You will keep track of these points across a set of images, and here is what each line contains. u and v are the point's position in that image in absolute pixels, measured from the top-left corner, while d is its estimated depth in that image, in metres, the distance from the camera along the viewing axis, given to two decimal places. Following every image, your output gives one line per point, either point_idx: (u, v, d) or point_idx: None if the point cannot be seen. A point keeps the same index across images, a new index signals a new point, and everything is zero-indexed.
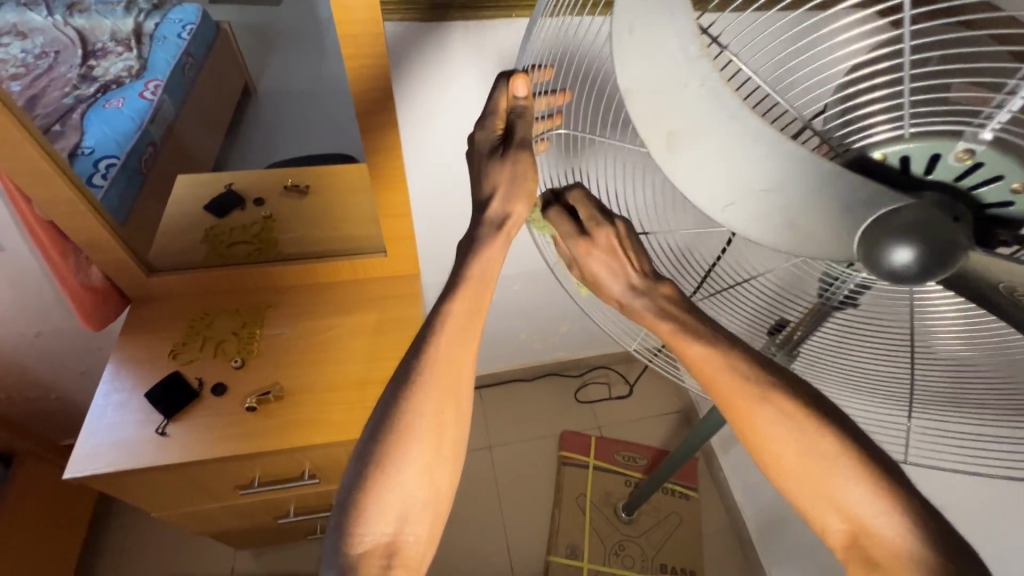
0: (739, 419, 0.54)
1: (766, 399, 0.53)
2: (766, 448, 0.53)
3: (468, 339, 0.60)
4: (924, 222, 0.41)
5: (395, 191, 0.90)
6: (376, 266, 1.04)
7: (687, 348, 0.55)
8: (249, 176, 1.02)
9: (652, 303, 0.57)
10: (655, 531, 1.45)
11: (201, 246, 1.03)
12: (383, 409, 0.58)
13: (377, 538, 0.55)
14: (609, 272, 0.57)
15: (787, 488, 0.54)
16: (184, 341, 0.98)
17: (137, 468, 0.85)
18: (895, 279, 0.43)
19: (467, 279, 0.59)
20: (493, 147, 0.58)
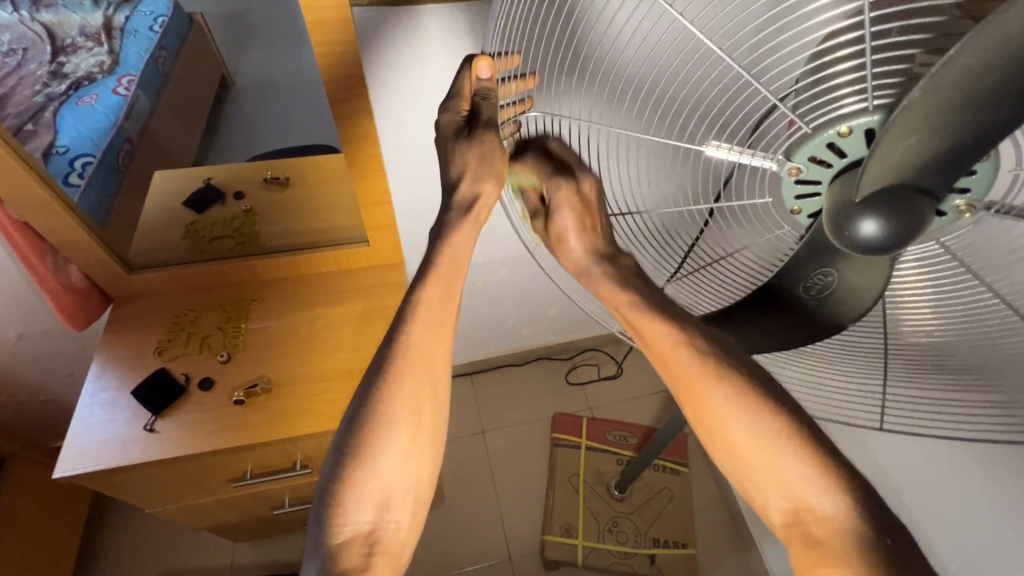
0: (695, 397, 0.58)
1: (723, 381, 0.56)
2: (717, 426, 0.57)
3: (440, 322, 0.61)
4: (919, 217, 0.42)
5: (373, 180, 0.90)
6: (360, 255, 1.03)
7: (648, 326, 0.60)
8: (226, 170, 1.01)
9: (619, 281, 0.62)
10: (648, 507, 1.47)
11: (180, 244, 1.03)
12: (357, 398, 0.59)
13: (359, 527, 0.56)
14: (573, 223, 0.62)
15: (743, 471, 0.56)
16: (169, 337, 0.97)
17: (127, 465, 0.85)
18: (843, 226, 0.45)
19: (437, 264, 0.62)
20: (459, 129, 0.59)
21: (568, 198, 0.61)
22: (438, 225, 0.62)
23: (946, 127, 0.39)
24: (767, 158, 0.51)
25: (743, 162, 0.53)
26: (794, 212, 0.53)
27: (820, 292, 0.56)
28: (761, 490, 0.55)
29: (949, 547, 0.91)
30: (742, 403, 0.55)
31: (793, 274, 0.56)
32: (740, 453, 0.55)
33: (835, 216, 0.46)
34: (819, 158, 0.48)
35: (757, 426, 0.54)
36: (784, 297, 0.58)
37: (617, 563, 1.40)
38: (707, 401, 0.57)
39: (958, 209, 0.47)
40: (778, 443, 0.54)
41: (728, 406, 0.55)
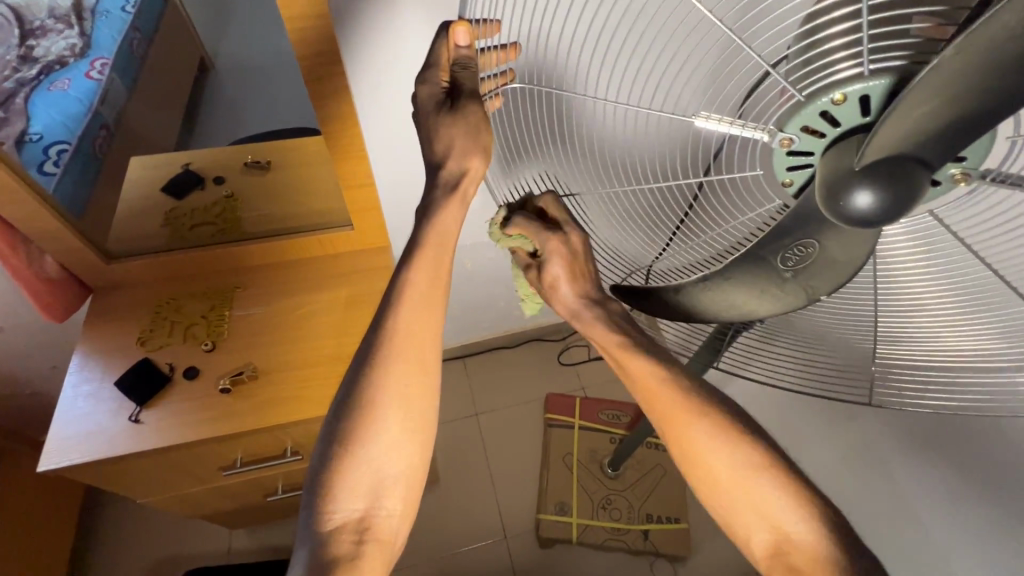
0: (677, 435, 0.62)
1: (704, 416, 0.61)
2: (699, 461, 0.60)
3: (429, 308, 0.61)
4: (913, 190, 0.42)
5: (355, 161, 0.88)
6: (344, 239, 1.02)
7: (634, 363, 0.64)
8: (203, 155, 0.96)
9: (603, 314, 0.66)
10: (641, 484, 1.49)
11: (162, 231, 1.00)
12: (340, 387, 0.59)
13: (348, 515, 0.56)
14: (561, 272, 0.64)
15: (720, 506, 0.60)
16: (152, 327, 0.96)
17: (116, 456, 0.84)
18: (837, 196, 0.44)
19: (423, 245, 0.61)
20: (438, 103, 0.58)
21: (556, 249, 0.62)
22: (423, 207, 0.61)
23: (956, 94, 0.38)
24: (758, 129, 0.48)
25: (730, 132, 0.49)
26: (786, 184, 0.51)
27: (798, 264, 0.54)
28: (745, 524, 0.59)
29: (934, 513, 0.93)
30: (727, 443, 0.59)
31: (772, 245, 0.53)
32: (720, 485, 0.59)
33: (828, 183, 0.45)
34: (810, 128, 0.46)
35: (740, 463, 0.59)
36: (759, 270, 0.55)
37: (611, 539, 1.42)
38: (694, 443, 0.60)
39: (954, 178, 0.45)
40: (755, 475, 0.58)
41: (714, 446, 0.60)
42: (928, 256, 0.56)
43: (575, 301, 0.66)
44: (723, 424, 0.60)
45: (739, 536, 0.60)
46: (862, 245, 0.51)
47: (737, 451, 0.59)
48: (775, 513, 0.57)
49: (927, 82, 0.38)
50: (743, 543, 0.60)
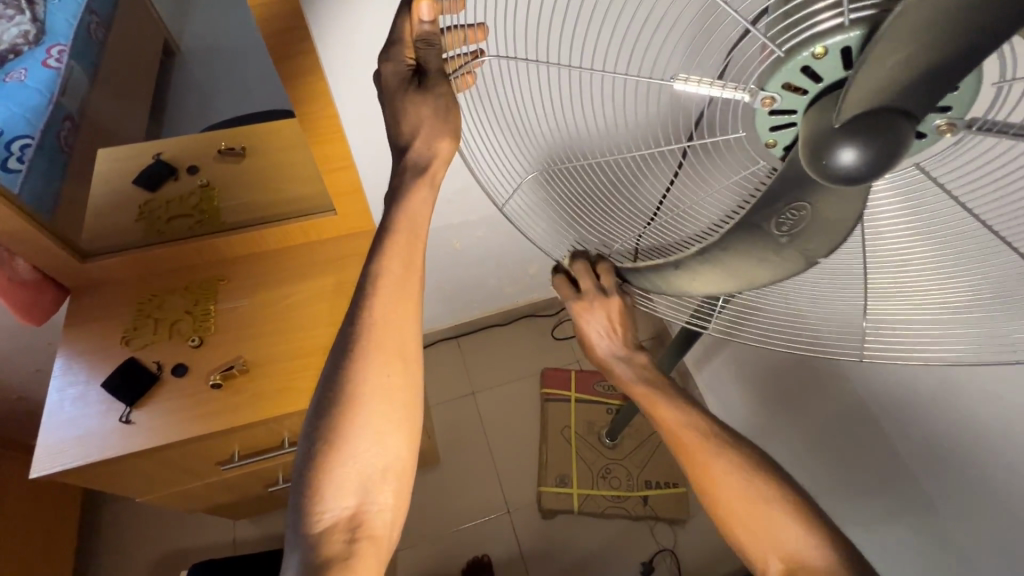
0: (699, 470, 0.65)
1: (721, 454, 0.64)
2: (715, 495, 0.63)
3: (406, 298, 0.59)
4: (898, 141, 0.39)
5: (331, 143, 0.85)
6: (328, 225, 0.99)
7: (660, 408, 0.71)
8: (173, 142, 0.94)
9: (631, 367, 0.76)
10: (638, 453, 1.51)
11: (136, 224, 0.97)
12: (325, 379, 0.58)
13: (340, 512, 0.55)
14: (599, 331, 0.75)
15: (734, 537, 0.61)
16: (135, 326, 0.93)
17: (109, 458, 0.82)
18: (822, 158, 0.42)
19: (393, 228, 0.60)
20: (404, 81, 0.56)
21: (586, 312, 0.72)
22: (397, 196, 0.59)
23: (921, 45, 0.35)
24: (738, 89, 0.46)
25: (709, 94, 0.47)
26: (768, 146, 0.49)
27: (793, 228, 0.52)
28: (760, 550, 0.59)
29: None
30: (741, 474, 0.62)
31: (758, 212, 0.52)
32: (734, 514, 0.61)
33: (810, 153, 0.43)
34: (793, 85, 0.44)
35: (754, 491, 0.61)
36: (745, 237, 0.54)
37: (612, 507, 1.44)
38: (712, 473, 0.63)
39: (939, 130, 0.42)
40: (766, 499, 0.60)
41: (728, 475, 0.63)
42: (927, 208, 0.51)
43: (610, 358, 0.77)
44: (740, 459, 0.64)
45: (757, 564, 0.59)
46: (854, 205, 0.49)
47: (750, 480, 0.62)
48: (789, 538, 0.58)
49: (908, 27, 0.35)
50: (760, 573, 0.59)
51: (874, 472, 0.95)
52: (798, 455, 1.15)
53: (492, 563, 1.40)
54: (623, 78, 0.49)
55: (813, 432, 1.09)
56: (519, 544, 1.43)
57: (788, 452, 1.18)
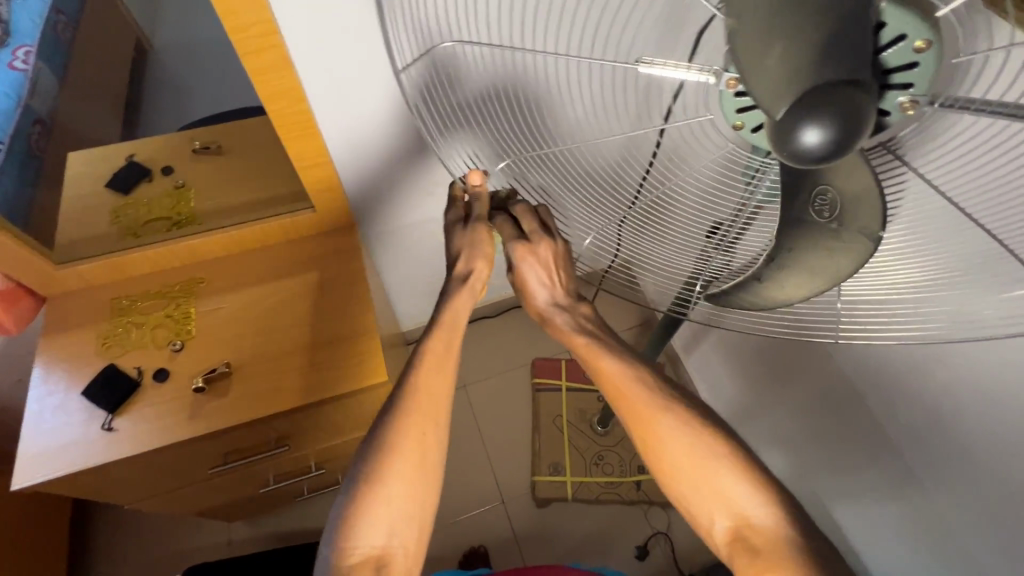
0: (646, 427, 0.64)
1: (668, 409, 0.63)
2: (661, 453, 0.62)
3: (444, 370, 0.68)
4: (857, 108, 0.34)
5: (305, 137, 0.83)
6: (307, 223, 0.97)
7: (601, 360, 0.68)
8: (148, 147, 0.99)
9: (573, 319, 0.72)
10: (630, 439, 1.52)
11: (110, 228, 0.95)
12: (372, 435, 0.64)
13: (369, 549, 0.59)
14: (539, 280, 0.70)
15: (681, 490, 0.62)
16: (114, 331, 0.91)
17: (92, 466, 0.81)
18: (792, 147, 0.36)
19: (439, 322, 0.70)
20: (459, 222, 0.71)
21: (529, 258, 0.66)
22: (445, 296, 0.71)
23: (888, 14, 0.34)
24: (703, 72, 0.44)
25: (678, 77, 0.46)
26: (737, 128, 0.47)
27: (834, 212, 0.46)
28: (704, 509, 0.61)
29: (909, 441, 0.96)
30: (684, 429, 0.62)
31: (786, 208, 0.48)
32: (682, 471, 0.61)
33: (778, 148, 0.37)
34: None
35: (698, 448, 0.61)
36: (801, 235, 0.49)
37: (605, 493, 1.46)
38: (656, 432, 0.63)
39: (901, 108, 0.39)
40: (708, 456, 0.60)
41: (673, 433, 0.62)
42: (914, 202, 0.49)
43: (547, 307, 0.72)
44: (683, 414, 0.63)
45: (699, 519, 0.61)
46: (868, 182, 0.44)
47: (694, 438, 0.61)
48: (741, 501, 0.59)
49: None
50: (703, 530, 0.62)
51: (859, 449, 0.96)
52: (785, 434, 1.16)
53: (489, 553, 1.41)
54: (591, 60, 0.48)
55: (800, 411, 1.10)
56: (515, 534, 1.44)
57: (775, 432, 1.20)
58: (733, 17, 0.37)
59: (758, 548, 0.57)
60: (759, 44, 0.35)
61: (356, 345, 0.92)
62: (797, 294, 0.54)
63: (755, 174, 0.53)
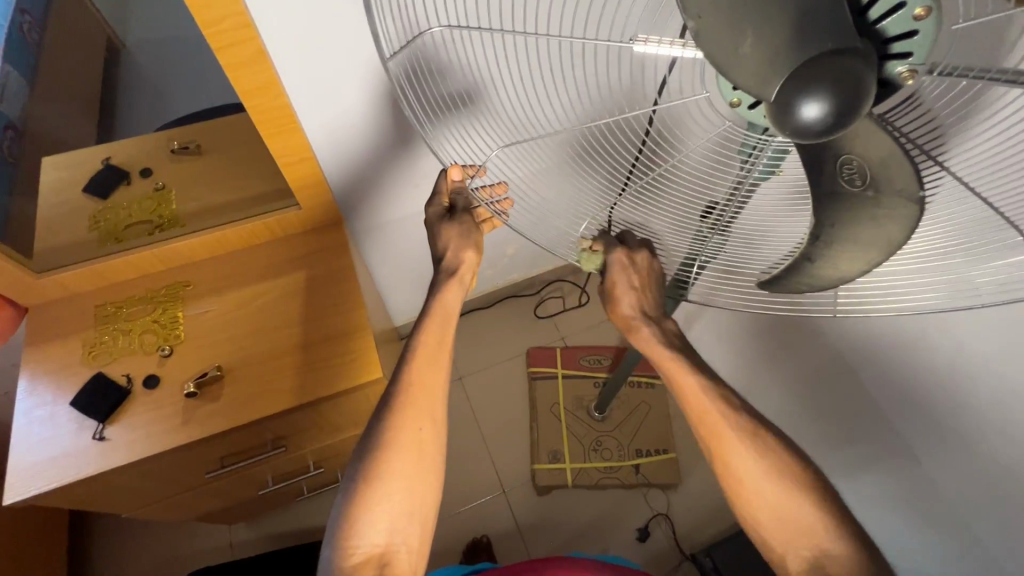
0: (723, 450, 0.61)
1: (753, 433, 0.61)
2: (742, 479, 0.59)
3: (438, 365, 0.68)
4: (851, 72, 0.33)
5: (285, 133, 0.81)
6: (294, 220, 0.96)
7: (682, 377, 0.65)
8: (126, 148, 0.96)
9: (659, 332, 0.68)
10: (628, 423, 1.53)
11: (89, 235, 0.94)
12: (369, 429, 0.64)
13: (370, 548, 0.58)
14: (630, 292, 0.66)
15: (760, 522, 0.59)
16: (101, 339, 0.89)
17: (86, 477, 0.80)
18: (794, 126, 0.35)
19: (430, 313, 0.71)
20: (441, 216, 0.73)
21: (626, 267, 0.64)
22: (434, 290, 0.73)
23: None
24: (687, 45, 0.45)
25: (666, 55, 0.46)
26: (734, 105, 0.44)
27: (864, 179, 0.41)
28: (783, 544, 0.57)
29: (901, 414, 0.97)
30: (772, 465, 0.59)
31: (813, 183, 0.43)
32: (765, 498, 0.58)
33: (783, 126, 0.36)
34: None
35: (784, 484, 0.58)
36: (837, 212, 0.43)
37: (605, 478, 1.46)
38: (741, 463, 0.60)
39: (902, 78, 0.37)
40: (794, 494, 0.57)
41: (758, 466, 0.59)
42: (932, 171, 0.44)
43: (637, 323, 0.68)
44: (771, 447, 0.60)
45: (777, 556, 0.57)
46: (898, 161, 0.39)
47: (780, 473, 0.58)
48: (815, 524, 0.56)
49: None
50: (778, 564, 0.57)
51: (854, 423, 0.97)
52: (781, 412, 1.18)
53: (493, 543, 1.42)
54: (578, 42, 0.47)
55: (795, 388, 1.10)
56: (517, 522, 1.44)
57: (771, 410, 1.21)
58: (692, 19, 0.36)
59: (832, 574, 0.54)
60: (732, 35, 0.35)
61: (349, 342, 0.91)
62: (851, 272, 0.46)
63: (752, 151, 0.52)
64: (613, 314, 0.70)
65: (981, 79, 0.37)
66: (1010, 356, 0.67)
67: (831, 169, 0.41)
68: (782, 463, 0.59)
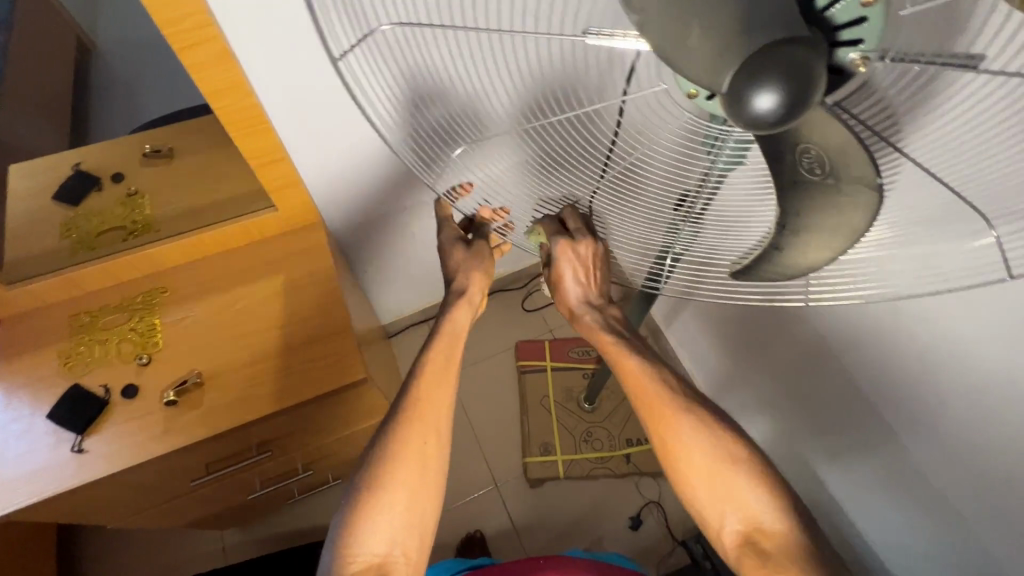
0: (661, 428, 0.63)
1: (689, 411, 0.63)
2: (678, 456, 0.62)
3: (446, 383, 0.67)
4: (804, 65, 0.33)
5: (254, 135, 0.80)
6: (270, 222, 0.95)
7: (623, 358, 0.68)
8: (97, 153, 0.89)
9: (601, 317, 0.72)
10: (617, 413, 1.54)
11: (60, 244, 0.90)
12: (374, 444, 0.63)
13: (369, 557, 0.58)
14: (575, 277, 0.71)
15: (694, 495, 0.61)
16: (76, 349, 0.88)
17: (66, 490, 0.79)
18: (749, 116, 0.35)
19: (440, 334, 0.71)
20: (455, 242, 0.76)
21: (569, 253, 0.66)
22: (445, 308, 0.72)
23: None
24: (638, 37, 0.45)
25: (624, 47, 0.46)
26: (692, 97, 0.43)
27: (823, 167, 0.41)
28: (717, 512, 0.59)
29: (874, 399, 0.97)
30: (706, 437, 0.61)
31: (774, 174, 0.43)
32: (697, 472, 0.60)
33: (737, 116, 0.35)
34: None
35: (718, 455, 0.60)
36: (798, 202, 0.43)
37: (596, 469, 1.47)
38: (676, 434, 0.62)
39: (853, 64, 0.37)
40: (728, 463, 0.60)
41: (693, 437, 0.61)
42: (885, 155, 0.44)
43: (579, 306, 0.72)
44: (706, 419, 0.62)
45: (710, 523, 0.60)
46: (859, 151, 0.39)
47: (713, 444, 0.60)
48: (753, 502, 0.58)
49: None
50: (712, 531, 0.60)
51: (836, 406, 0.98)
52: (766, 397, 1.19)
53: (486, 537, 1.42)
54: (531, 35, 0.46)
55: (779, 374, 1.11)
56: (510, 516, 1.45)
57: (757, 395, 1.22)
58: (636, 13, 0.36)
59: (768, 552, 0.56)
60: (680, 26, 0.34)
61: (331, 344, 0.91)
62: (820, 259, 0.46)
63: (716, 141, 0.52)
64: (559, 303, 0.75)
65: (933, 64, 0.39)
66: (979, 334, 0.68)
67: (791, 158, 0.41)
68: (722, 442, 0.61)
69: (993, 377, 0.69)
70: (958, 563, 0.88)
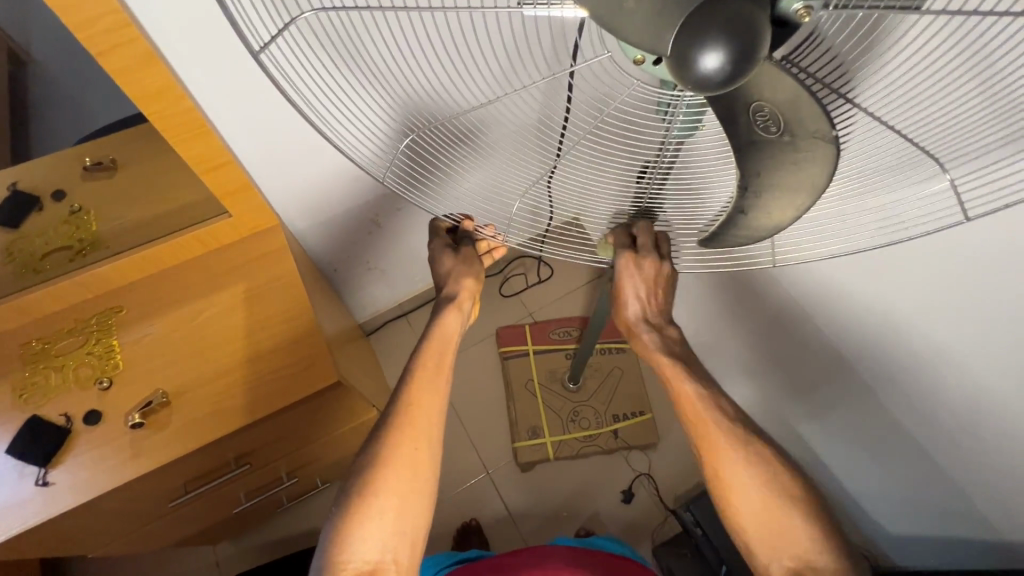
0: (714, 459, 0.63)
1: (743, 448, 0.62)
2: (730, 492, 0.61)
3: (436, 386, 0.67)
4: (748, 17, 0.31)
5: (195, 139, 0.76)
6: (226, 230, 0.91)
7: (681, 384, 0.67)
8: (36, 170, 0.81)
9: (661, 337, 0.71)
10: (602, 390, 1.55)
11: (2, 269, 0.85)
12: (366, 450, 0.62)
13: (362, 563, 0.56)
14: (635, 293, 0.69)
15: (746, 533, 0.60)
16: (32, 379, 0.84)
17: (35, 525, 0.76)
18: (699, 80, 0.33)
19: (430, 340, 0.71)
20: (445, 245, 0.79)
21: (631, 270, 0.65)
22: (435, 313, 0.74)
23: None
24: (569, 5, 0.42)
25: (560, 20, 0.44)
26: (638, 63, 0.41)
27: (777, 126, 0.40)
28: (767, 545, 0.58)
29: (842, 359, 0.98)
30: (760, 473, 0.60)
31: (730, 138, 0.42)
32: (746, 508, 0.60)
33: (688, 78, 0.34)
34: None
35: (771, 490, 0.59)
36: (757, 163, 0.42)
37: (585, 447, 1.48)
38: (726, 461, 0.62)
39: (799, 16, 0.35)
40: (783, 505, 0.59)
41: (744, 471, 0.60)
42: (840, 109, 0.43)
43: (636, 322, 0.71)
44: (762, 453, 0.61)
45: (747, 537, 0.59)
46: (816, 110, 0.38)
47: (765, 478, 0.60)
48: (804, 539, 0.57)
49: None
50: (759, 565, 0.59)
51: (812, 363, 1.00)
52: (746, 360, 1.20)
53: (482, 526, 1.42)
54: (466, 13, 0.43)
55: (755, 336, 1.13)
56: (504, 502, 1.45)
57: (737, 359, 1.23)
58: None
59: None
60: None
61: (300, 350, 0.88)
62: (784, 219, 0.46)
63: (668, 108, 0.50)
64: (617, 317, 0.74)
65: (878, 9, 0.36)
66: (938, 281, 0.70)
67: (746, 120, 0.40)
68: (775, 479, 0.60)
69: (960, 325, 0.70)
70: (936, 503, 0.91)
